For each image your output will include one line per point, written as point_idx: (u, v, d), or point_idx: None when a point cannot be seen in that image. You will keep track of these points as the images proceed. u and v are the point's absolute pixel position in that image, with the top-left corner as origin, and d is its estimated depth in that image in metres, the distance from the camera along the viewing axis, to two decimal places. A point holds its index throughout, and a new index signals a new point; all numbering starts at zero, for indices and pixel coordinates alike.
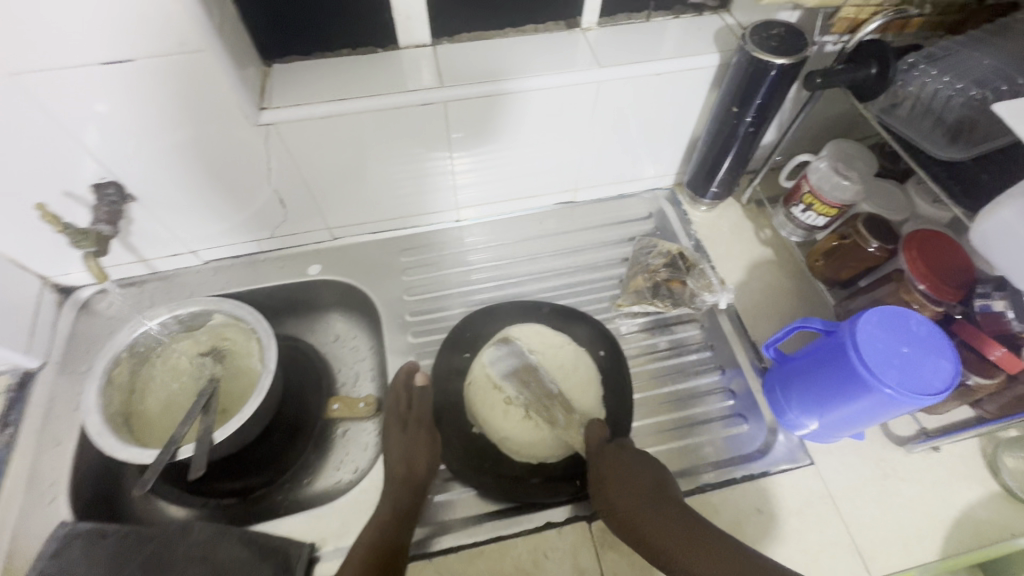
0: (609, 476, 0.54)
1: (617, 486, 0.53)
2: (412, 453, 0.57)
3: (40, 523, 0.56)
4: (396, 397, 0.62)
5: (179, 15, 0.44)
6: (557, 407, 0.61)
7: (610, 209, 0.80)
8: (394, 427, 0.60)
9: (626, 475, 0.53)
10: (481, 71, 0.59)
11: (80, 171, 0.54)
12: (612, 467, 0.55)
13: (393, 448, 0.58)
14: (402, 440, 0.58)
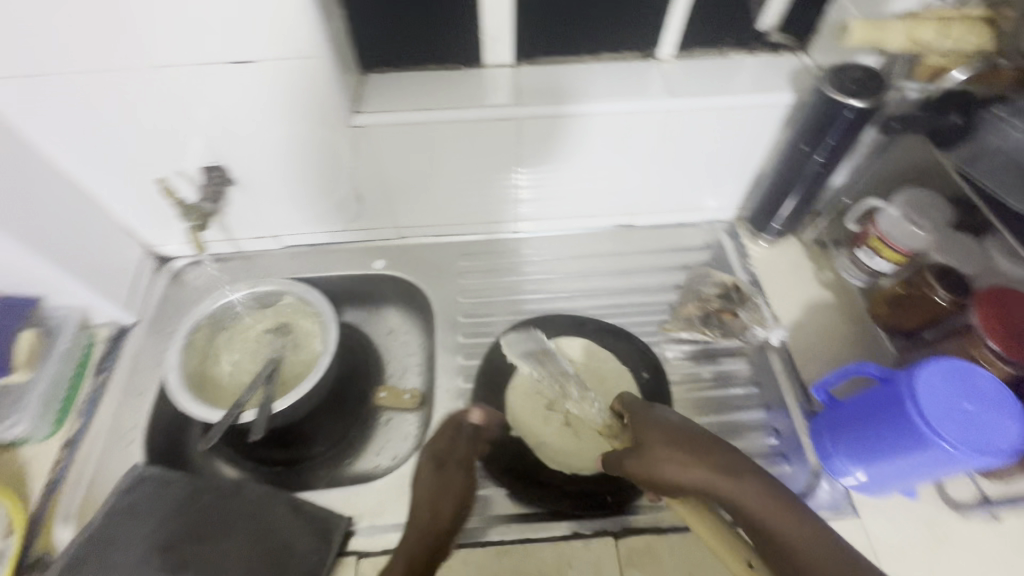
0: (651, 446, 0.51)
1: (659, 455, 0.50)
2: (443, 499, 0.54)
3: (116, 462, 0.62)
4: (437, 435, 0.59)
5: (301, 24, 0.50)
6: (571, 382, 0.64)
7: (667, 236, 0.81)
8: (428, 466, 0.56)
9: (671, 442, 0.50)
10: (557, 93, 0.63)
11: (195, 154, 0.62)
12: (656, 436, 0.52)
13: (423, 488, 0.54)
14: (435, 483, 0.55)
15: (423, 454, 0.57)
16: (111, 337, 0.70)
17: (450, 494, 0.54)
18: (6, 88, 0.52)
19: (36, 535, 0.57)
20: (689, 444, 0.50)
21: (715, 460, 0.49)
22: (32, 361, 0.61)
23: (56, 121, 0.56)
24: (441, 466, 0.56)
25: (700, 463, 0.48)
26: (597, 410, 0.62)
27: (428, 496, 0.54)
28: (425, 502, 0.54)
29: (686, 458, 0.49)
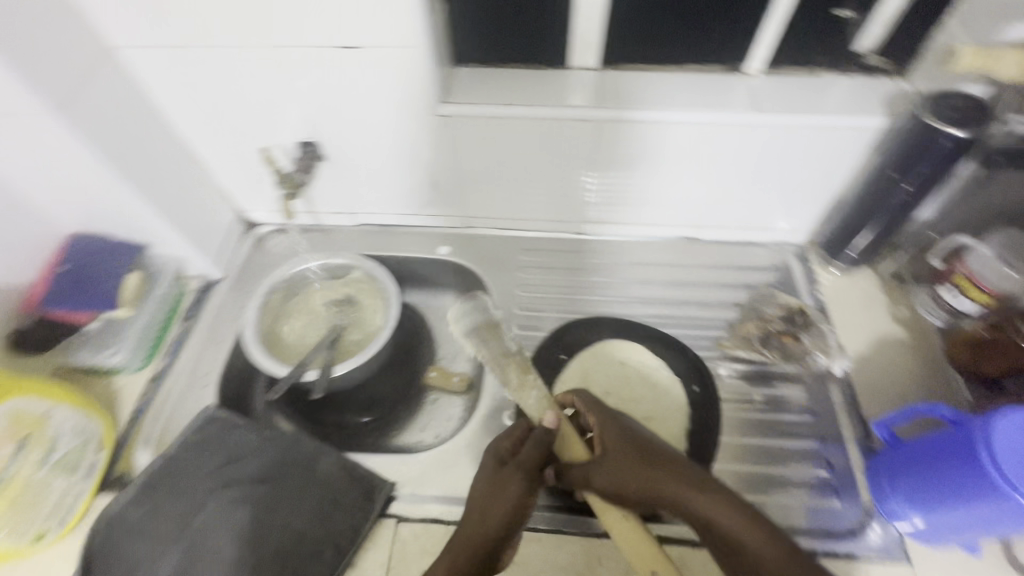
0: (613, 455, 0.52)
1: (621, 466, 0.51)
2: (496, 504, 0.52)
3: (192, 402, 0.68)
4: (503, 438, 0.57)
5: (407, 14, 0.53)
6: (512, 368, 0.65)
7: (731, 254, 0.80)
8: (486, 468, 0.55)
9: (634, 451, 0.52)
10: (639, 98, 0.63)
11: (294, 128, 0.67)
12: (619, 446, 0.53)
13: (478, 490, 0.54)
14: (489, 485, 0.53)
15: (485, 455, 0.56)
16: (200, 289, 0.76)
17: (504, 500, 0.52)
18: (144, 55, 0.58)
19: (118, 457, 0.62)
20: (650, 453, 0.51)
21: (674, 469, 0.49)
22: (135, 301, 0.66)
23: (181, 88, 0.62)
24: (498, 470, 0.54)
25: (645, 467, 0.50)
26: (532, 399, 0.61)
27: (479, 497, 0.53)
28: (477, 503, 0.53)
29: (648, 467, 0.50)
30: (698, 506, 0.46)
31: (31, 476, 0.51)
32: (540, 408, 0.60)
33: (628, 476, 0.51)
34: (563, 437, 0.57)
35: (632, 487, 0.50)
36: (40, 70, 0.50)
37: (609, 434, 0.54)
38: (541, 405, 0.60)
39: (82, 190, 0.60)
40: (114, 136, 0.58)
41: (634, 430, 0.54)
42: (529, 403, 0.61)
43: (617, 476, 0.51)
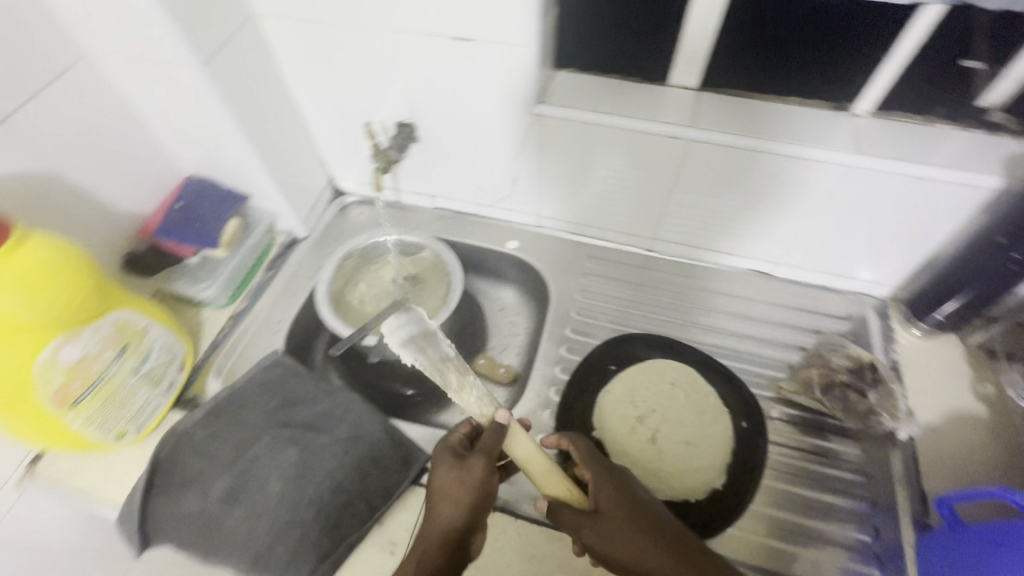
0: (607, 512, 0.52)
1: (615, 527, 0.51)
2: (462, 492, 0.52)
3: (263, 345, 0.73)
4: (453, 434, 0.58)
5: (522, 13, 0.55)
6: (452, 370, 0.59)
7: (803, 296, 0.77)
8: (444, 460, 0.54)
9: (630, 515, 0.51)
10: (734, 124, 0.63)
11: (396, 109, 0.71)
12: (616, 506, 0.52)
13: (440, 481, 0.53)
14: (453, 473, 0.53)
15: (437, 451, 0.56)
16: (286, 244, 0.82)
17: (471, 488, 0.52)
18: (279, 25, 0.64)
19: (193, 379, 0.68)
20: (648, 521, 0.51)
21: (668, 539, 0.50)
22: (231, 244, 0.73)
23: (304, 58, 0.68)
24: (458, 462, 0.54)
25: (642, 534, 0.50)
26: (474, 400, 0.58)
27: (445, 490, 0.52)
28: (442, 494, 0.52)
29: (645, 534, 0.50)
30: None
31: (123, 379, 0.57)
32: (484, 410, 0.58)
33: (622, 539, 0.50)
34: (508, 441, 0.56)
35: (625, 552, 0.49)
36: (195, 27, 0.56)
37: (603, 488, 0.53)
38: (484, 404, 0.58)
39: (207, 138, 0.67)
40: (242, 94, 0.64)
41: (632, 490, 0.54)
42: (471, 405, 0.58)
43: (610, 537, 0.50)
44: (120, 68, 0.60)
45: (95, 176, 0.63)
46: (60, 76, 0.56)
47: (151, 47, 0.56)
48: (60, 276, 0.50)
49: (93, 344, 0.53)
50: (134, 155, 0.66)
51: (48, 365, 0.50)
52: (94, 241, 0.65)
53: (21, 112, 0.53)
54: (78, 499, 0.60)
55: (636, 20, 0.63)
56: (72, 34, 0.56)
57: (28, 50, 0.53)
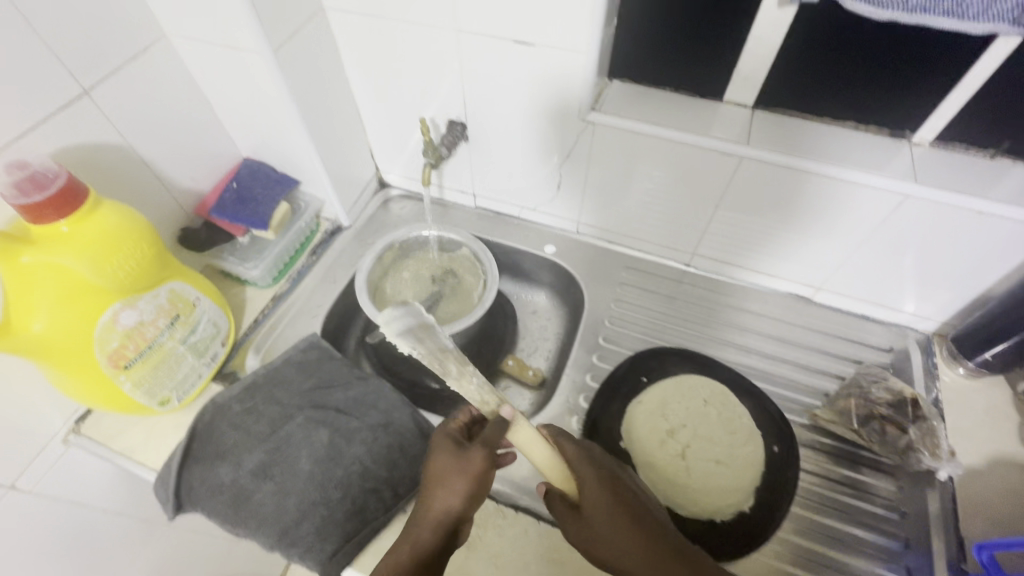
0: (594, 515, 0.50)
1: (601, 532, 0.49)
2: (458, 478, 0.50)
3: (301, 327, 0.75)
4: (453, 421, 0.56)
5: (586, 21, 0.56)
6: (454, 359, 0.48)
7: (843, 324, 0.76)
8: (443, 446, 0.53)
9: (617, 519, 0.50)
10: (788, 144, 0.62)
11: (450, 107, 0.72)
12: (602, 508, 0.50)
13: (437, 466, 0.52)
14: (449, 458, 0.51)
15: (436, 437, 0.55)
16: (330, 232, 0.84)
17: (467, 474, 0.50)
18: (346, 18, 0.66)
19: (234, 353, 0.71)
20: (636, 530, 0.49)
21: (653, 548, 0.48)
22: (279, 227, 0.75)
23: (366, 52, 0.70)
24: (455, 448, 0.52)
25: (625, 541, 0.48)
26: (475, 388, 0.50)
27: (442, 474, 0.51)
28: (439, 479, 0.51)
29: (630, 543, 0.48)
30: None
31: (172, 347, 0.59)
32: (490, 400, 0.51)
33: (609, 545, 0.49)
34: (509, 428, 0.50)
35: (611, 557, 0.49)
36: (268, 16, 0.58)
37: (592, 490, 0.51)
38: (485, 391, 0.51)
39: (268, 122, 0.70)
40: (305, 83, 0.66)
41: (624, 494, 0.52)
42: (472, 393, 0.51)
43: (599, 543, 0.49)
44: (195, 50, 0.62)
45: (162, 152, 0.65)
46: (139, 55, 0.59)
47: (227, 32, 0.58)
48: (128, 244, 0.52)
49: (149, 311, 0.55)
50: (198, 133, 0.69)
51: (108, 327, 0.52)
52: (155, 214, 0.68)
53: (103, 84, 0.56)
54: (119, 458, 0.62)
55: (695, 38, 0.62)
56: (155, 14, 0.59)
57: (115, 27, 0.56)
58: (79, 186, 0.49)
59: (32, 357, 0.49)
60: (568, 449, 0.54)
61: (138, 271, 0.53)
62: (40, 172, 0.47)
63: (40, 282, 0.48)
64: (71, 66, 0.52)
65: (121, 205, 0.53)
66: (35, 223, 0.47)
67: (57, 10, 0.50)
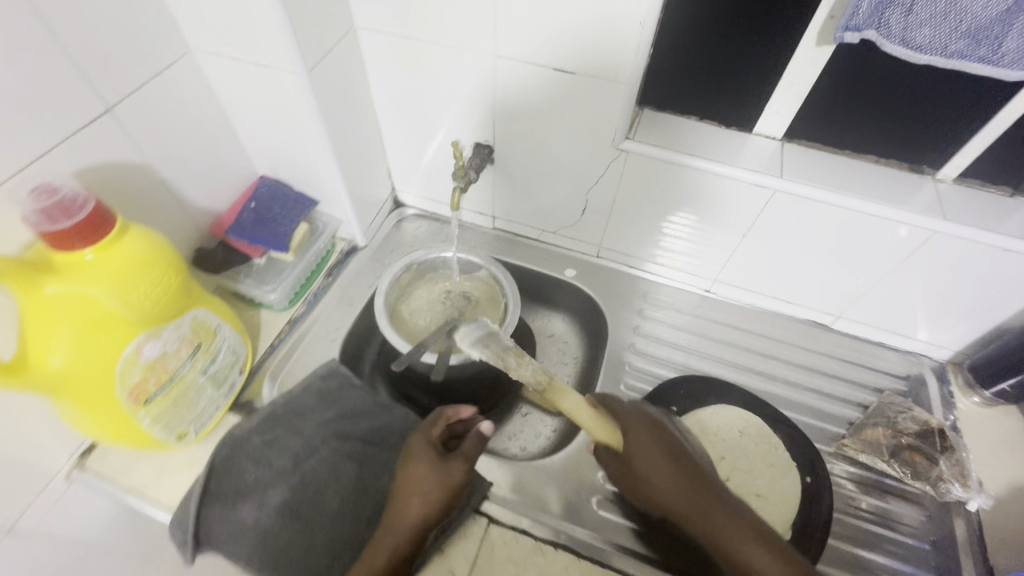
0: (640, 459, 0.56)
1: (645, 468, 0.56)
2: (433, 484, 0.54)
3: (319, 352, 0.72)
4: (431, 428, 0.59)
5: (630, 54, 0.56)
6: (513, 354, 0.63)
7: (861, 351, 0.77)
8: (421, 454, 0.56)
9: (665, 461, 0.55)
10: (819, 178, 0.63)
11: (479, 129, 0.71)
12: (649, 454, 0.56)
13: (414, 474, 0.55)
14: (429, 467, 0.55)
15: (413, 444, 0.58)
16: (345, 252, 0.82)
17: (442, 482, 0.54)
18: (378, 37, 0.65)
19: (251, 381, 0.68)
20: (675, 465, 0.55)
21: (695, 488, 0.53)
22: (298, 248, 0.72)
23: (395, 72, 0.68)
24: (433, 458, 0.55)
25: (670, 480, 0.54)
26: (530, 372, 0.62)
27: (418, 483, 0.54)
28: (416, 487, 0.54)
29: (671, 474, 0.55)
30: (714, 521, 0.51)
31: (194, 378, 0.56)
32: (540, 377, 0.61)
33: (654, 479, 0.55)
34: (556, 395, 0.59)
35: (655, 490, 0.55)
36: (303, 37, 0.56)
37: (634, 433, 0.58)
38: (537, 372, 0.62)
39: (291, 141, 0.67)
40: (333, 103, 0.64)
41: (665, 435, 0.58)
42: (527, 376, 0.62)
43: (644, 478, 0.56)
44: (222, 66, 0.60)
45: (181, 171, 0.62)
46: (163, 72, 0.56)
47: (260, 49, 0.56)
48: (156, 271, 0.49)
49: (173, 342, 0.52)
50: (217, 150, 0.66)
51: (131, 360, 0.49)
52: (170, 235, 0.64)
53: (128, 102, 0.53)
54: (131, 496, 0.58)
55: (731, 70, 0.63)
56: (182, 28, 0.57)
57: (143, 41, 0.53)
58: (106, 212, 0.45)
59: (51, 393, 0.46)
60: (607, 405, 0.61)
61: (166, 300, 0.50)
62: (69, 198, 0.43)
63: (64, 314, 0.44)
64: (98, 83, 0.50)
65: (147, 229, 0.50)
66: (60, 249, 0.44)
67: (87, 24, 0.47)
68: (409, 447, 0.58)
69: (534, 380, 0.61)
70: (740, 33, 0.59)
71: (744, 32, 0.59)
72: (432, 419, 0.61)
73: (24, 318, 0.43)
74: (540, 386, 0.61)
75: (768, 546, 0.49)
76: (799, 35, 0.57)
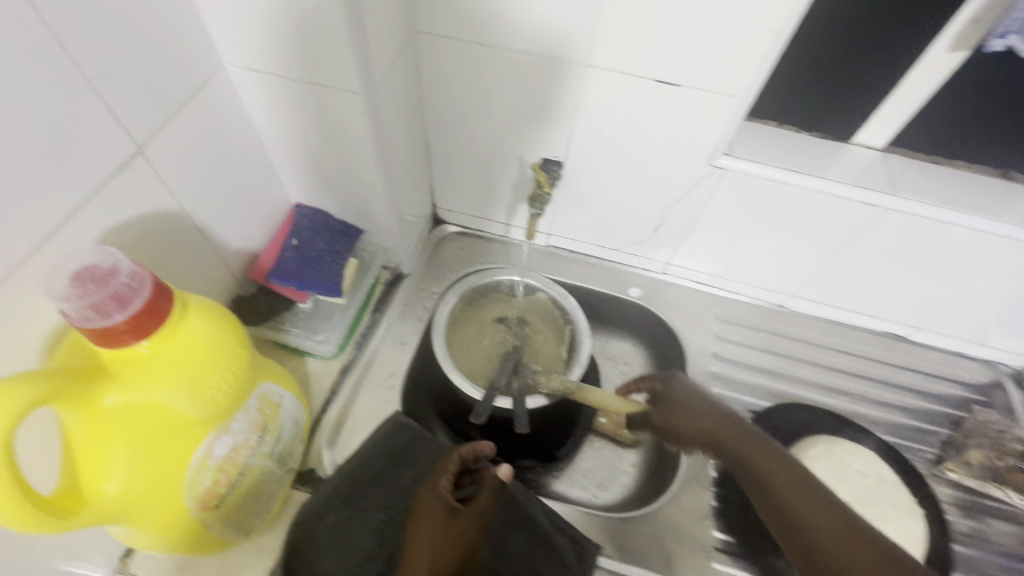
0: (672, 398, 0.58)
1: (679, 404, 0.57)
2: (441, 541, 0.48)
3: (378, 403, 0.64)
4: (441, 478, 0.54)
5: (750, 66, 0.50)
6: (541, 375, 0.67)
7: (940, 361, 0.75)
8: (430, 507, 0.51)
9: (697, 401, 0.56)
10: (930, 193, 0.59)
11: (547, 143, 0.64)
12: (682, 396, 0.57)
13: (424, 528, 0.49)
14: (439, 520, 0.50)
15: (423, 496, 0.52)
16: (390, 282, 0.72)
17: (451, 539, 0.49)
18: (439, 42, 0.56)
19: (309, 446, 0.59)
20: (710, 406, 0.55)
21: (726, 421, 0.54)
22: (350, 287, 0.64)
23: (455, 80, 0.60)
24: (445, 511, 0.50)
25: (701, 415, 0.55)
26: (558, 381, 0.65)
27: (428, 543, 0.48)
28: (424, 547, 0.48)
29: (702, 414, 0.55)
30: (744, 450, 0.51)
31: (261, 465, 0.47)
32: (567, 384, 0.65)
33: (687, 417, 0.55)
34: (583, 394, 0.63)
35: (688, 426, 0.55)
36: (372, 50, 0.47)
37: (670, 383, 0.59)
38: (566, 381, 0.65)
39: (339, 166, 0.58)
40: (392, 123, 0.55)
41: (705, 394, 0.57)
42: (554, 388, 0.65)
43: (676, 416, 0.56)
44: (261, 83, 0.50)
45: (217, 211, 0.52)
46: (194, 97, 0.46)
47: (315, 65, 0.47)
48: (227, 356, 0.40)
49: (242, 431, 0.43)
50: (253, 180, 0.56)
51: (200, 464, 0.40)
52: (206, 286, 0.54)
53: (161, 136, 0.43)
54: None
55: (840, 77, 0.58)
56: (218, 40, 0.47)
57: (174, 58, 0.43)
58: (162, 294, 0.36)
59: (110, 521, 0.37)
60: (646, 380, 0.62)
61: (237, 388, 0.41)
62: (124, 284, 0.33)
63: (122, 428, 0.35)
64: (125, 118, 0.39)
65: (205, 300, 0.40)
66: (111, 347, 0.34)
67: (112, 45, 0.37)
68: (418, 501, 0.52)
69: (562, 389, 0.65)
70: (856, 37, 0.54)
71: (857, 41, 0.55)
72: (441, 468, 0.55)
73: (70, 439, 0.34)
74: (567, 390, 0.64)
75: (796, 477, 0.47)
76: (924, 48, 0.53)
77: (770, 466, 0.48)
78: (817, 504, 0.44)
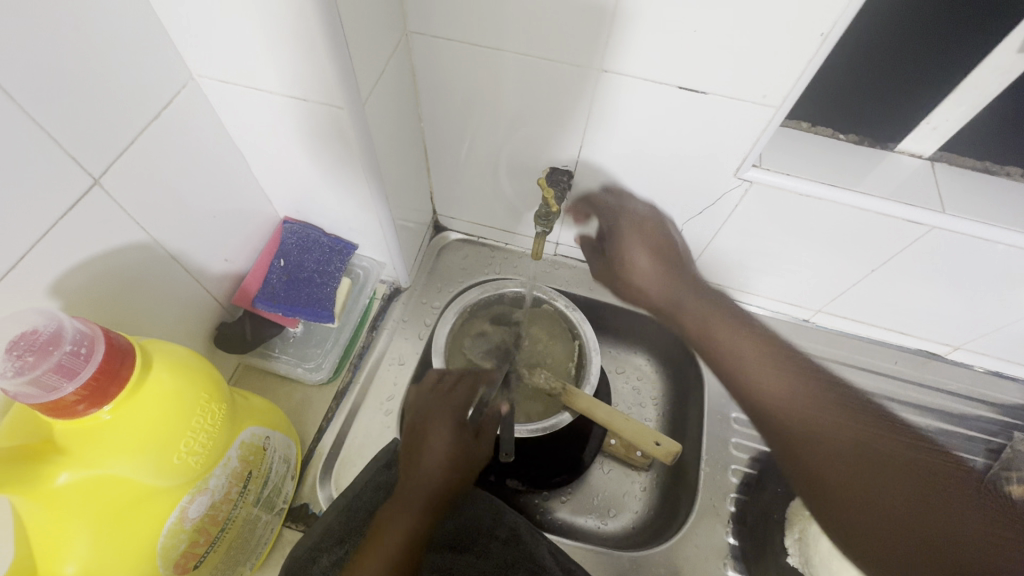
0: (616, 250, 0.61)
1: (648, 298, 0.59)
2: (448, 454, 0.49)
3: (375, 429, 0.60)
4: (446, 399, 0.53)
5: (786, 74, 0.44)
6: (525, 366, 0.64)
7: (979, 381, 0.69)
8: (441, 418, 0.51)
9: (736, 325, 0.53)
10: (988, 210, 0.52)
11: (553, 151, 0.58)
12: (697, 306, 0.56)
13: (432, 437, 0.50)
14: (450, 440, 0.50)
15: (435, 406, 0.53)
16: (388, 296, 0.68)
17: (456, 456, 0.50)
18: (437, 43, 0.50)
19: (304, 478, 0.56)
20: (769, 346, 0.51)
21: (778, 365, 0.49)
22: (342, 309, 0.61)
23: (453, 83, 0.54)
24: (457, 426, 0.51)
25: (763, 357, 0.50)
26: (544, 379, 0.62)
27: (435, 451, 0.49)
28: (432, 456, 0.49)
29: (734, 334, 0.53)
30: (790, 417, 0.46)
31: (247, 515, 0.44)
32: (552, 382, 0.61)
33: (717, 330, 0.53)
34: (569, 396, 0.60)
35: (829, 450, 0.44)
36: (359, 62, 0.42)
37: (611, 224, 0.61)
38: (552, 380, 0.61)
39: (324, 180, 0.52)
40: (385, 135, 0.50)
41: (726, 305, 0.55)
42: (538, 384, 0.62)
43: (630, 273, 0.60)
44: (234, 96, 0.45)
45: (193, 238, 0.48)
46: (159, 118, 0.42)
47: (287, 74, 0.41)
48: (197, 413, 0.36)
49: (221, 486, 0.39)
50: (235, 198, 0.52)
51: (174, 529, 0.37)
52: (185, 313, 0.50)
53: (120, 166, 0.39)
54: None
55: (883, 80, 0.53)
56: (186, 53, 0.42)
57: (136, 78, 0.39)
58: (118, 353, 0.33)
59: None
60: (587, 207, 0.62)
61: (211, 447, 0.38)
62: (69, 353, 0.31)
63: (79, 505, 0.32)
64: (76, 152, 0.36)
65: (173, 351, 0.37)
66: (67, 418, 0.32)
67: (50, 72, 0.33)
68: (431, 403, 0.53)
69: (547, 386, 0.61)
70: (913, 27, 0.49)
71: (910, 42, 0.50)
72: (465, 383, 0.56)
73: (24, 521, 0.31)
74: (552, 390, 0.61)
75: (867, 435, 0.44)
76: (985, 51, 0.48)
77: (794, 404, 0.46)
78: (863, 441, 0.44)
